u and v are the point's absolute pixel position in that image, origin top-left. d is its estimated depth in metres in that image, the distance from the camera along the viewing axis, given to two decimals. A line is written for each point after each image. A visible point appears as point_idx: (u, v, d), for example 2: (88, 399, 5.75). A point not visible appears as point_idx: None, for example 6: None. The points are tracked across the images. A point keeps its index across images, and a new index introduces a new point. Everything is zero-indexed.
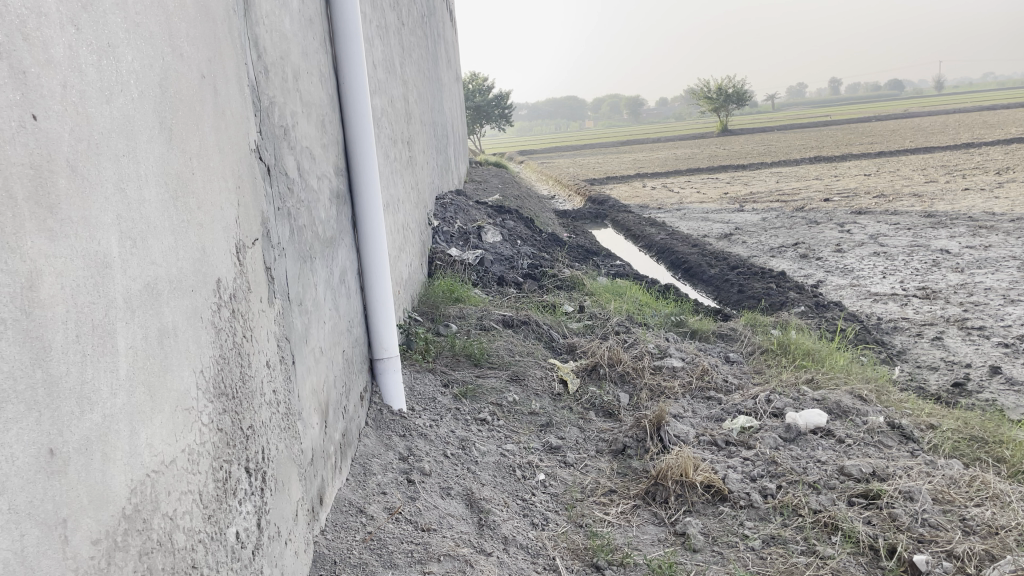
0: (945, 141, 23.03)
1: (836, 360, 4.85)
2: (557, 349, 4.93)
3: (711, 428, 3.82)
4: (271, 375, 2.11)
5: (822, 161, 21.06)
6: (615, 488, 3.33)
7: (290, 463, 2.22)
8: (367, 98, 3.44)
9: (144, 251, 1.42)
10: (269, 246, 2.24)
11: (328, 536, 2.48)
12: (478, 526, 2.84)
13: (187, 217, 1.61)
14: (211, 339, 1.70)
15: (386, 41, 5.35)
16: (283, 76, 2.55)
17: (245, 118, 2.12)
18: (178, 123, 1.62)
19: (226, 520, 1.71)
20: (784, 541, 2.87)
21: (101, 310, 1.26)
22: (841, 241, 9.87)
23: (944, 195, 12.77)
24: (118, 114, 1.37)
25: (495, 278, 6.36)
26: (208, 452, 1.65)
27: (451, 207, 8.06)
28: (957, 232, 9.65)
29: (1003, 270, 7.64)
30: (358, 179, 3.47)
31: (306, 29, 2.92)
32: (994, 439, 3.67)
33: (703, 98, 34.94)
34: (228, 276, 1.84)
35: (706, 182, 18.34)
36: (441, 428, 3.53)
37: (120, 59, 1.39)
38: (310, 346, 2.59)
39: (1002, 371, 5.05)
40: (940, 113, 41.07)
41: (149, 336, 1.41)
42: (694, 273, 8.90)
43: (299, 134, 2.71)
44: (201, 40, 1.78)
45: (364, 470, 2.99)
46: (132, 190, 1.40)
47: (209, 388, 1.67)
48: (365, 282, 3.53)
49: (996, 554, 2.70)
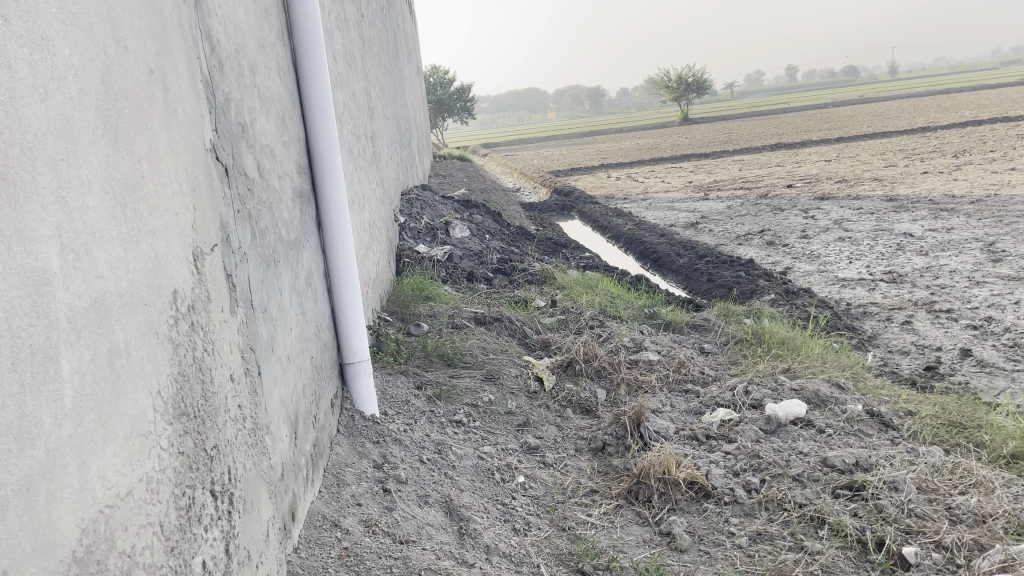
0: (900, 125, 23.40)
1: (810, 348, 4.82)
2: (531, 346, 4.83)
3: (690, 423, 3.75)
4: (235, 390, 1.98)
5: (783, 147, 21.27)
6: (596, 488, 3.25)
7: (259, 481, 2.10)
8: (327, 93, 3.30)
9: (89, 265, 1.29)
10: (229, 253, 2.11)
11: (302, 554, 2.37)
12: (458, 535, 2.73)
13: (137, 225, 1.48)
14: (169, 355, 1.57)
15: (346, 33, 5.19)
16: (238, 70, 2.40)
17: (199, 117, 1.98)
18: (125, 123, 1.49)
19: (191, 550, 1.59)
20: (771, 537, 2.81)
21: (42, 333, 1.14)
22: (807, 227, 9.93)
23: (903, 179, 12.93)
24: (55, 113, 1.24)
25: (464, 274, 6.24)
26: (169, 479, 1.53)
27: (417, 203, 7.91)
28: (918, 215, 9.75)
29: (966, 253, 7.72)
30: (322, 177, 3.33)
31: (262, 21, 2.76)
32: (972, 424, 3.67)
33: (663, 88, 35.03)
34: (185, 286, 1.71)
35: (671, 172, 18.42)
36: (415, 432, 3.42)
37: (56, 53, 1.26)
38: (277, 356, 2.47)
39: (972, 354, 5.08)
40: (890, 99, 41.97)
41: (98, 358, 1.28)
42: (663, 263, 8.87)
43: (258, 132, 2.57)
44: (147, 32, 1.65)
45: (338, 481, 2.87)
46: (74, 197, 1.27)
47: (167, 410, 1.54)
48: (331, 284, 3.40)
49: (984, 543, 2.67)
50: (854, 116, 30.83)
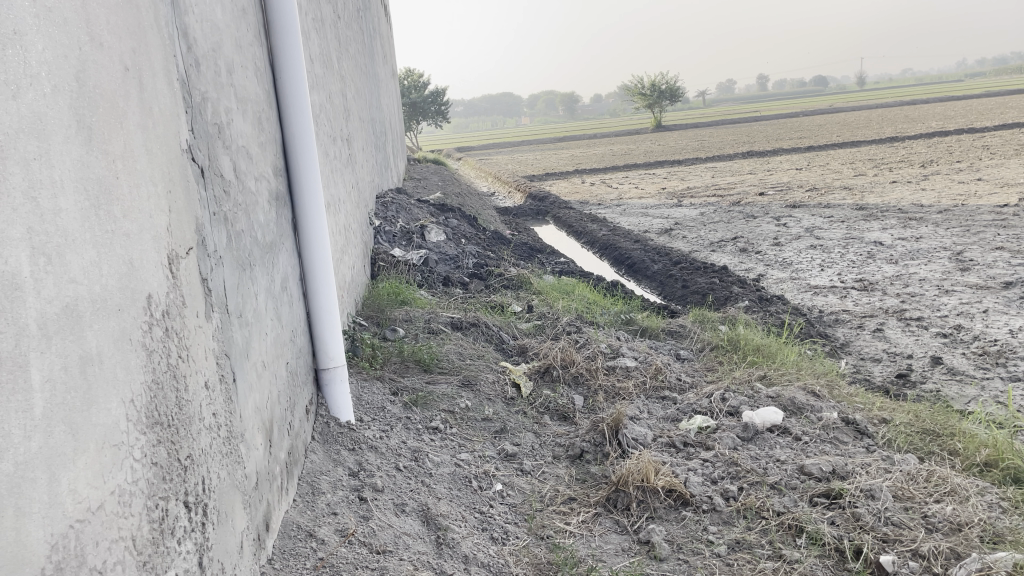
0: (869, 135, 23.74)
1: (785, 355, 4.85)
2: (508, 352, 4.81)
3: (667, 429, 3.75)
4: (210, 398, 1.92)
5: (755, 155, 21.50)
6: (574, 496, 3.23)
7: (234, 491, 2.04)
8: (306, 93, 3.24)
9: (61, 269, 1.24)
10: (205, 256, 2.05)
11: (276, 565, 2.31)
12: (436, 545, 2.69)
13: (111, 228, 1.43)
14: (143, 362, 1.52)
15: (322, 34, 5.13)
16: (215, 70, 2.34)
17: (176, 117, 1.93)
18: (100, 123, 1.44)
19: (163, 564, 1.54)
20: (749, 546, 2.81)
21: (11, 340, 1.09)
22: (779, 234, 10.02)
23: (872, 188, 13.11)
24: (27, 111, 1.19)
25: (440, 279, 6.20)
26: (142, 491, 1.47)
27: (393, 206, 7.85)
28: (888, 224, 9.89)
29: (935, 261, 7.82)
30: (298, 180, 3.28)
31: (239, 20, 2.70)
32: (945, 431, 3.71)
33: (637, 95, 35.26)
34: (160, 290, 1.66)
35: (645, 178, 18.49)
36: (392, 438, 3.37)
37: (29, 48, 1.20)
38: (252, 363, 2.41)
39: (943, 362, 5.15)
40: (856, 109, 42.73)
41: (69, 366, 1.23)
42: (638, 269, 8.89)
43: (234, 133, 2.51)
44: (123, 28, 1.59)
45: (313, 490, 2.81)
46: (46, 198, 1.22)
47: (140, 418, 1.48)
48: (307, 288, 3.35)
49: (961, 552, 2.69)
50: (824, 125, 31.21)
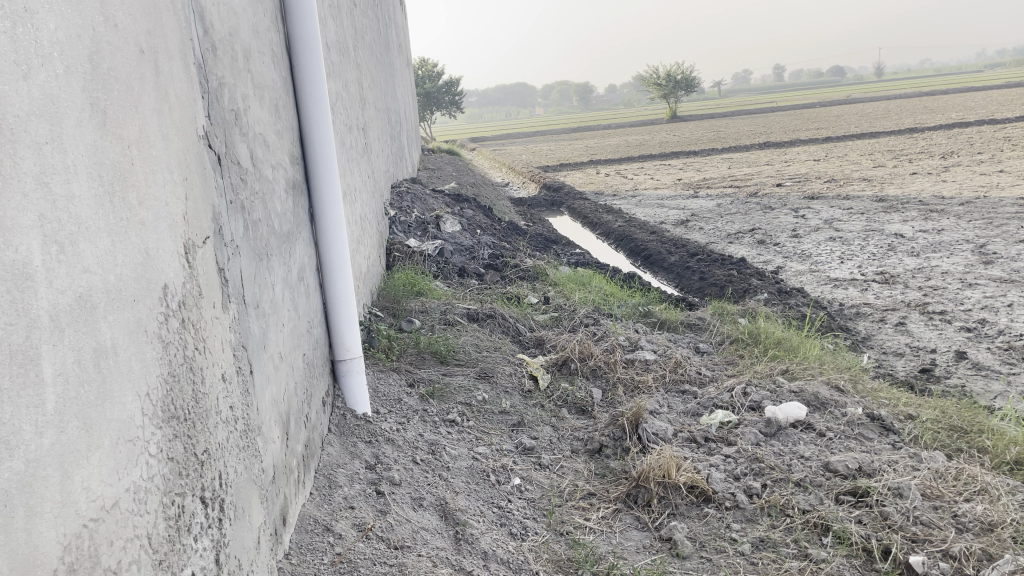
0: (888, 125, 23.45)
1: (807, 350, 4.77)
2: (525, 344, 4.75)
3: (688, 424, 3.68)
4: (227, 390, 1.88)
5: (772, 145, 21.31)
6: (594, 491, 3.18)
7: (250, 484, 2.00)
8: (323, 80, 3.18)
9: (74, 258, 1.19)
10: (222, 245, 2.00)
11: (293, 561, 2.27)
12: (454, 541, 2.64)
13: (125, 215, 1.38)
14: (158, 354, 1.47)
15: (338, 21, 5.07)
16: (232, 55, 2.29)
17: (192, 103, 1.88)
18: (115, 106, 1.39)
19: (179, 562, 1.50)
20: (774, 544, 2.75)
21: (22, 333, 1.04)
22: (798, 226, 9.90)
23: (892, 179, 12.95)
24: (38, 93, 1.14)
25: (456, 270, 6.15)
26: (157, 487, 1.43)
27: (408, 196, 7.79)
28: (909, 216, 9.74)
29: (958, 254, 7.70)
30: (315, 168, 3.23)
31: (256, 5, 2.65)
32: (973, 429, 3.63)
33: (652, 85, 34.99)
34: (175, 280, 1.61)
35: (661, 168, 18.38)
36: (408, 431, 3.33)
37: (40, 28, 1.15)
38: (269, 354, 2.37)
39: (967, 357, 5.06)
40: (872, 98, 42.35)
41: (83, 359, 1.18)
42: (655, 261, 8.81)
43: (251, 119, 2.47)
44: (138, 10, 1.54)
45: (329, 483, 2.77)
46: (58, 184, 1.17)
47: (156, 412, 1.44)
48: (323, 279, 3.31)
49: (993, 553, 2.62)
50: (842, 115, 31.01)
